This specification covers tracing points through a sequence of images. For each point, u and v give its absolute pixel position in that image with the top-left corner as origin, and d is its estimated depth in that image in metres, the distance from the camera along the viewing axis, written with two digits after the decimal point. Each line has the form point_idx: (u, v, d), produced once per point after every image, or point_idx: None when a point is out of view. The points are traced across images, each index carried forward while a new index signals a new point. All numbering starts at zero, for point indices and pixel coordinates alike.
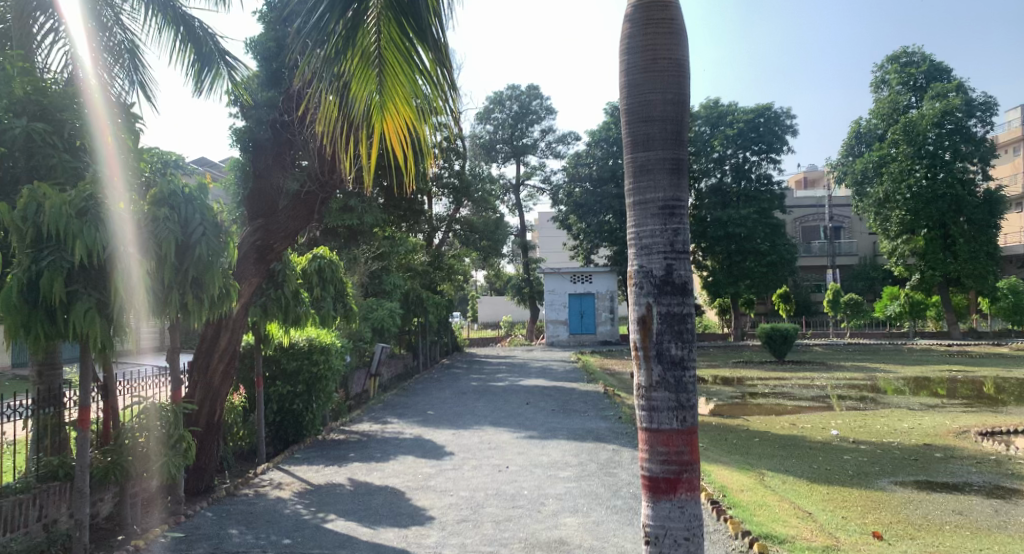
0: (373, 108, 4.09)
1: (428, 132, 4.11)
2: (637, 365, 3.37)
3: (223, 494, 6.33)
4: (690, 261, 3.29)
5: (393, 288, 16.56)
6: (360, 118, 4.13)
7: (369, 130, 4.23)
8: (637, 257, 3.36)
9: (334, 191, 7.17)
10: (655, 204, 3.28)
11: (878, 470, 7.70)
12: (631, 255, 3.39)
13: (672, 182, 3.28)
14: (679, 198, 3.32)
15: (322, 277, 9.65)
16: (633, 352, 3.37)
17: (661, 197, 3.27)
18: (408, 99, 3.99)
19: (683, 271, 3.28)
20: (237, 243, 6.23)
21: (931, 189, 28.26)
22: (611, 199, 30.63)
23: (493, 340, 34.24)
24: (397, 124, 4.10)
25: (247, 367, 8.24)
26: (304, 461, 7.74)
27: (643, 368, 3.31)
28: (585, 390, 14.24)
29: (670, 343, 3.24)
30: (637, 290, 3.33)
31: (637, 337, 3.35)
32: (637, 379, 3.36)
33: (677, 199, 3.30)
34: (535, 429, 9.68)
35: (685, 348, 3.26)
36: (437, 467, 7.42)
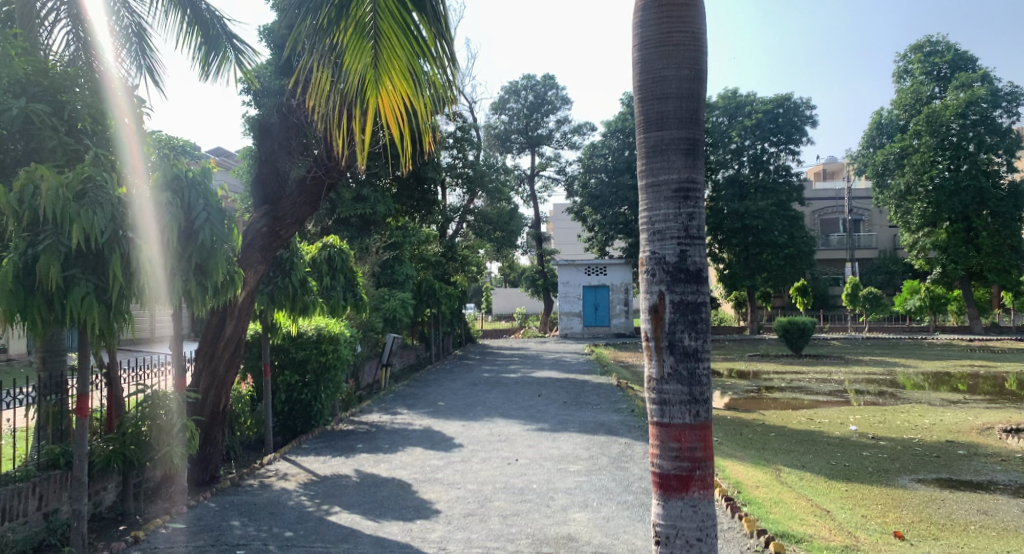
0: (367, 81, 3.91)
1: (426, 109, 3.93)
2: (647, 357, 3.20)
3: (227, 484, 6.26)
4: (705, 248, 3.10)
5: (405, 278, 16.39)
6: (354, 92, 3.97)
7: (363, 106, 4.07)
8: (649, 242, 3.18)
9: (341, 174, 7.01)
10: (669, 186, 3.10)
11: (898, 467, 7.46)
12: (643, 240, 3.22)
13: (687, 163, 3.09)
14: (694, 180, 3.13)
15: (332, 266, 9.60)
16: (643, 342, 3.21)
17: (675, 179, 3.09)
18: (405, 74, 3.81)
19: (698, 258, 3.09)
20: (240, 229, 6.13)
21: (954, 180, 27.66)
22: (627, 190, 30.27)
23: (507, 332, 34.08)
24: (393, 98, 3.92)
25: (255, 356, 8.16)
26: (311, 452, 7.66)
27: (654, 360, 3.14)
28: (598, 382, 14.07)
29: (683, 334, 3.06)
30: (648, 278, 3.17)
31: (648, 327, 3.18)
32: (648, 370, 3.20)
33: (693, 181, 3.11)
34: (546, 421, 9.53)
35: (699, 341, 3.09)
36: (445, 458, 7.30)
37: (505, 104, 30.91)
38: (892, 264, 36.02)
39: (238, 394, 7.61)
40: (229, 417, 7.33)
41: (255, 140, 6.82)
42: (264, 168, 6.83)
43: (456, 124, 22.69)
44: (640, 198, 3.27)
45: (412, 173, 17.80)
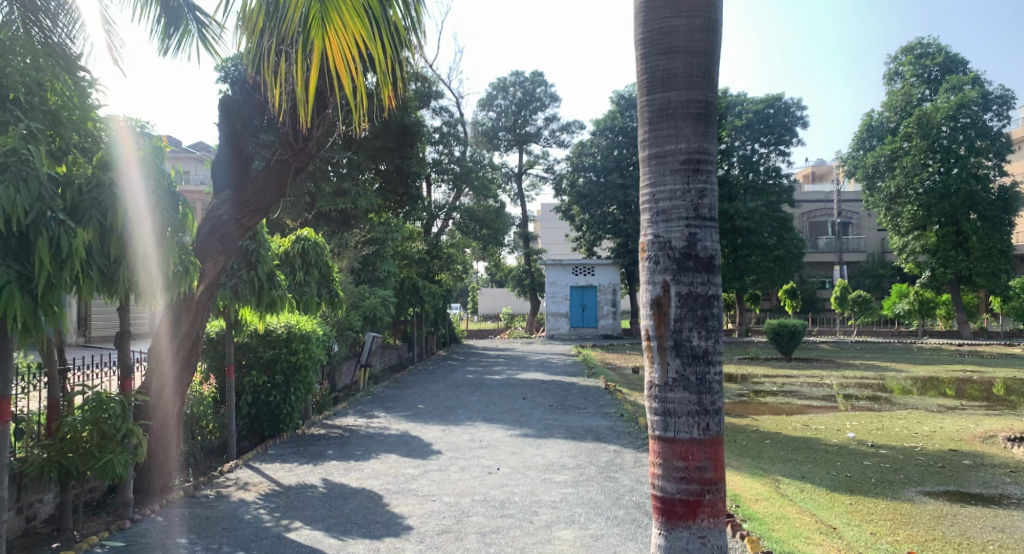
0: (312, 18, 3.71)
1: (381, 53, 3.81)
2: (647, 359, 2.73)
3: (180, 495, 5.68)
4: (716, 231, 2.64)
5: (387, 275, 15.76)
6: (297, 30, 3.76)
7: (307, 46, 3.85)
8: (651, 224, 2.69)
9: (310, 157, 6.38)
10: (676, 157, 2.62)
11: (903, 478, 7.05)
12: (642, 222, 2.75)
13: (697, 131, 2.61)
14: (707, 152, 2.66)
15: (306, 260, 9.07)
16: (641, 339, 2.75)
17: (683, 149, 2.61)
18: (358, 12, 3.66)
19: (708, 243, 2.63)
20: (194, 215, 5.57)
21: (944, 184, 27.54)
22: (616, 189, 29.78)
23: (493, 332, 33.57)
24: (341, 38, 3.74)
25: (218, 355, 7.59)
26: (278, 458, 7.12)
27: (657, 363, 2.66)
28: (585, 385, 13.59)
29: (692, 332, 2.60)
30: (650, 265, 2.68)
31: (649, 324, 2.70)
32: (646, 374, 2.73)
33: (703, 152, 2.63)
34: (530, 426, 9.03)
35: (713, 341, 2.62)
36: (421, 467, 6.79)
37: (493, 100, 30.39)
38: (880, 268, 35.90)
39: (200, 397, 7.06)
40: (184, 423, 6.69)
41: (217, 117, 6.08)
42: (224, 150, 6.10)
43: (443, 119, 22.22)
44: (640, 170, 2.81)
45: (395, 168, 17.26)
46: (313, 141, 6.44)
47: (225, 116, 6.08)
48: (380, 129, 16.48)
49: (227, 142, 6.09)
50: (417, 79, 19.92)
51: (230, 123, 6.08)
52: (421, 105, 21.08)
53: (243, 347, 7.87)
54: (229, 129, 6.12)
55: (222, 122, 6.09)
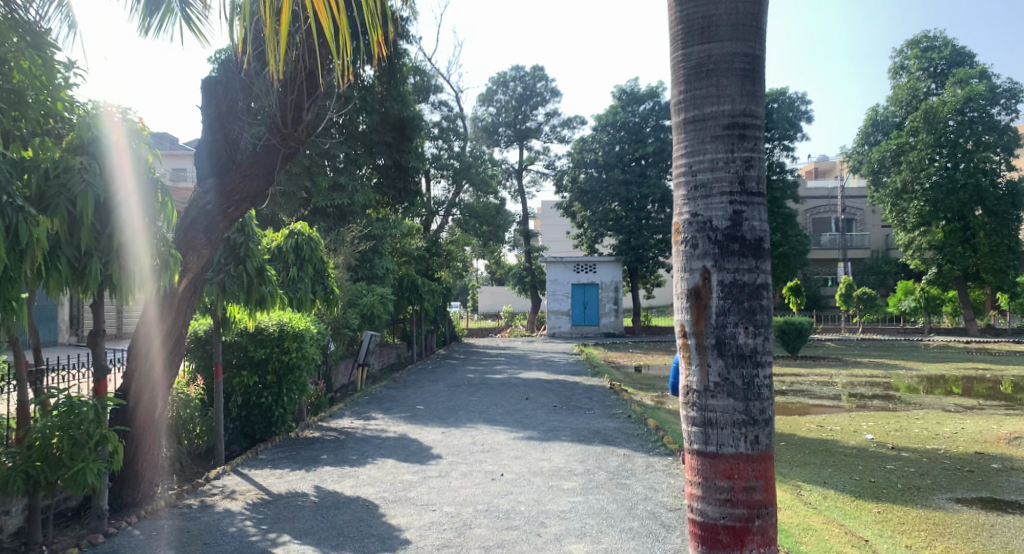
0: None
1: None
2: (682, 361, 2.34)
3: (161, 505, 5.27)
4: (765, 210, 2.25)
5: (385, 272, 15.35)
6: None
7: None
8: (688, 203, 2.30)
9: (300, 143, 5.96)
10: (718, 121, 2.23)
11: (931, 484, 6.66)
12: (676, 199, 2.36)
13: (744, 90, 2.22)
14: (754, 114, 2.28)
15: (300, 254, 8.68)
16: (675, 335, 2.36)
17: (727, 112, 2.22)
18: None
19: (757, 223, 2.24)
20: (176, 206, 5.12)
21: (950, 179, 27.14)
22: (617, 185, 29.36)
23: (493, 330, 33.18)
24: None
25: (205, 355, 7.17)
26: (268, 464, 6.70)
27: (695, 365, 2.27)
28: (589, 384, 13.19)
29: (737, 327, 2.20)
30: (687, 250, 2.28)
31: (686, 321, 2.30)
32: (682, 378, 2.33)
33: (750, 116, 2.24)
34: (535, 428, 8.62)
35: (765, 338, 2.23)
36: (420, 473, 6.39)
37: (493, 95, 29.93)
38: (885, 265, 35.49)
39: (185, 399, 6.65)
40: (168, 425, 6.28)
41: (200, 101, 5.61)
42: (207, 134, 5.64)
43: (442, 113, 21.89)
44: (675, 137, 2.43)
45: (394, 162, 16.91)
46: (303, 124, 6.02)
47: (208, 98, 5.62)
48: (377, 122, 16.08)
49: (209, 126, 5.64)
50: (416, 73, 19.55)
51: (214, 105, 5.63)
52: (420, 99, 20.70)
53: (231, 346, 7.45)
54: (212, 112, 5.65)
55: (205, 105, 5.62)
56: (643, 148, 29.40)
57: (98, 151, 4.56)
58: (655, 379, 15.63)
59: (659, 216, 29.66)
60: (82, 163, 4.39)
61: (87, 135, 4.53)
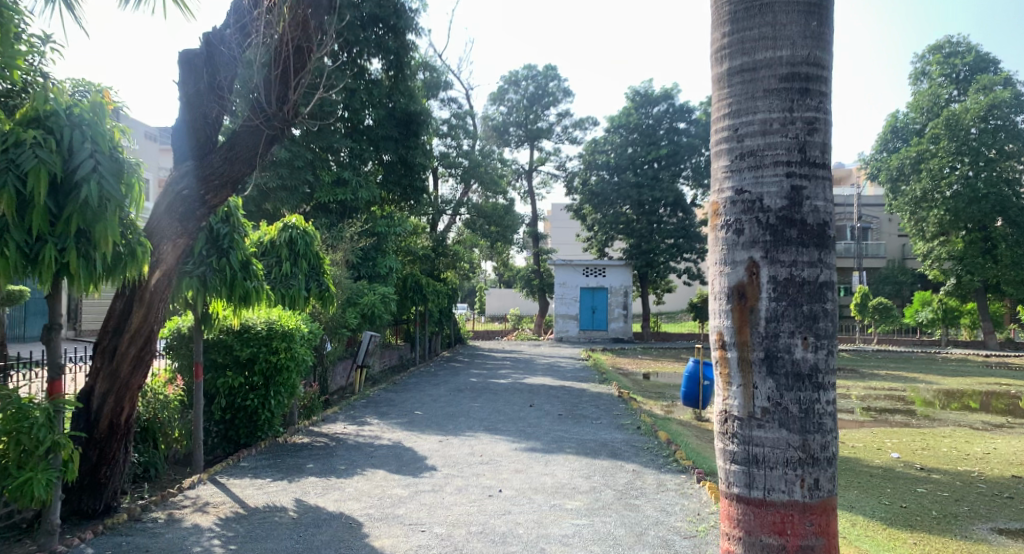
0: None
1: None
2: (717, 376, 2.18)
3: (123, 519, 4.81)
4: (826, 187, 2.09)
5: (388, 271, 14.89)
6: None
7: None
8: (736, 175, 2.15)
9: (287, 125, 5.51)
10: (774, 74, 2.11)
11: (967, 511, 6.09)
12: (717, 163, 2.23)
13: (802, 38, 2.12)
14: (818, 64, 2.15)
15: (294, 250, 8.33)
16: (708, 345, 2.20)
17: (785, 64, 2.11)
18: None
19: (818, 204, 2.07)
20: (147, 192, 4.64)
21: (971, 188, 26.35)
22: (629, 188, 28.77)
23: (499, 333, 32.66)
24: None
25: (186, 354, 6.72)
26: (249, 472, 6.22)
27: (741, 388, 2.08)
28: (596, 391, 12.67)
29: (792, 333, 2.02)
30: (735, 238, 2.12)
31: (730, 327, 2.11)
32: (720, 398, 2.16)
33: (811, 67, 2.11)
34: (538, 438, 8.12)
35: (824, 356, 2.03)
36: (412, 487, 5.89)
37: (504, 94, 29.46)
38: (901, 275, 34.72)
39: (163, 400, 6.23)
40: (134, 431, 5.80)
41: (178, 76, 5.16)
42: (186, 113, 5.19)
43: (451, 110, 21.56)
44: (715, 94, 2.30)
45: (399, 158, 16.44)
46: (291, 105, 5.58)
47: (184, 72, 5.16)
48: (384, 117, 15.77)
49: (186, 104, 5.17)
50: (425, 69, 19.19)
51: (193, 80, 5.17)
52: (429, 96, 20.32)
53: (215, 345, 7.00)
54: (190, 88, 5.19)
55: (182, 80, 5.16)
56: (656, 150, 28.78)
57: (56, 126, 4.07)
58: (664, 387, 15.07)
59: (671, 220, 29.19)
60: (37, 138, 3.93)
61: (45, 108, 4.05)
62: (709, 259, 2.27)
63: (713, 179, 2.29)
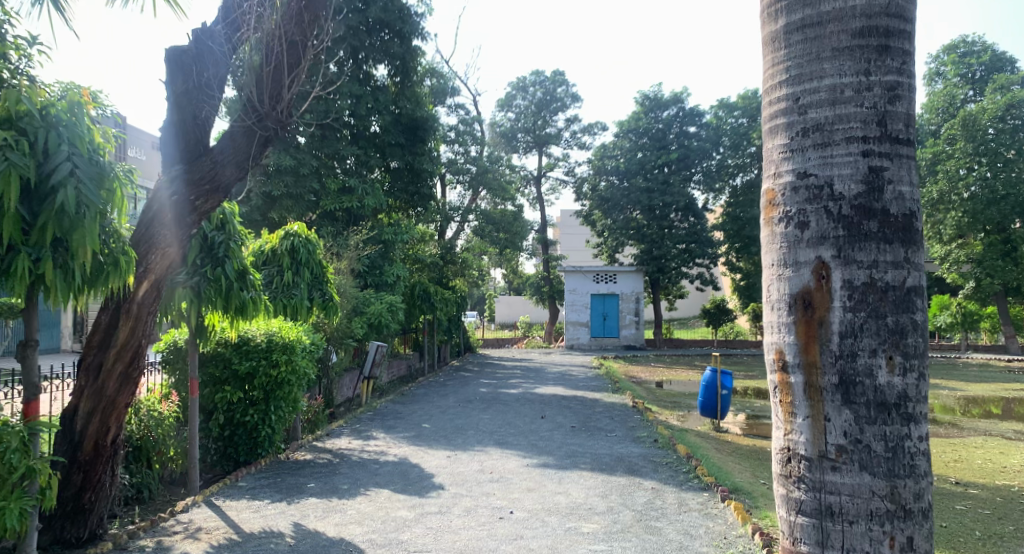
0: None
1: None
2: (776, 389, 2.44)
3: (108, 547, 4.51)
4: (904, 179, 2.28)
5: (396, 279, 14.56)
6: None
7: None
8: (807, 157, 2.36)
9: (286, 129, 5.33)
10: (844, 39, 2.35)
11: (1012, 531, 5.67)
12: (777, 135, 2.49)
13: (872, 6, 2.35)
14: (891, 35, 2.36)
15: (296, 258, 8.07)
16: (768, 361, 2.44)
17: (856, 36, 2.34)
18: None
19: (897, 200, 2.26)
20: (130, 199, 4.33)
21: (991, 190, 25.77)
22: (639, 193, 28.39)
23: (509, 341, 32.29)
24: None
25: (182, 369, 6.42)
26: (246, 493, 5.90)
27: (817, 424, 2.27)
28: (610, 402, 12.29)
29: (873, 344, 2.19)
30: (803, 231, 2.34)
31: (799, 342, 2.32)
32: (781, 418, 2.40)
33: (881, 38, 2.33)
34: (551, 453, 7.75)
35: (906, 384, 2.20)
36: (418, 509, 5.54)
37: (512, 101, 29.27)
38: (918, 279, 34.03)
39: (157, 417, 5.94)
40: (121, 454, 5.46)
41: (165, 74, 4.83)
42: (173, 114, 4.87)
43: (459, 117, 21.33)
44: (771, 51, 2.56)
45: (406, 165, 16.15)
46: (285, 104, 5.35)
47: (173, 70, 4.83)
48: (390, 123, 15.55)
49: (173, 103, 4.86)
50: (432, 75, 18.97)
51: (180, 79, 4.84)
52: (436, 102, 20.09)
53: (213, 358, 6.70)
54: (179, 87, 4.86)
55: (170, 78, 4.83)
56: (666, 154, 28.41)
57: (30, 127, 3.76)
58: (678, 396, 14.66)
59: (682, 225, 28.76)
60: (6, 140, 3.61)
61: (16, 107, 3.73)
62: (766, 258, 2.52)
63: (771, 162, 2.52)
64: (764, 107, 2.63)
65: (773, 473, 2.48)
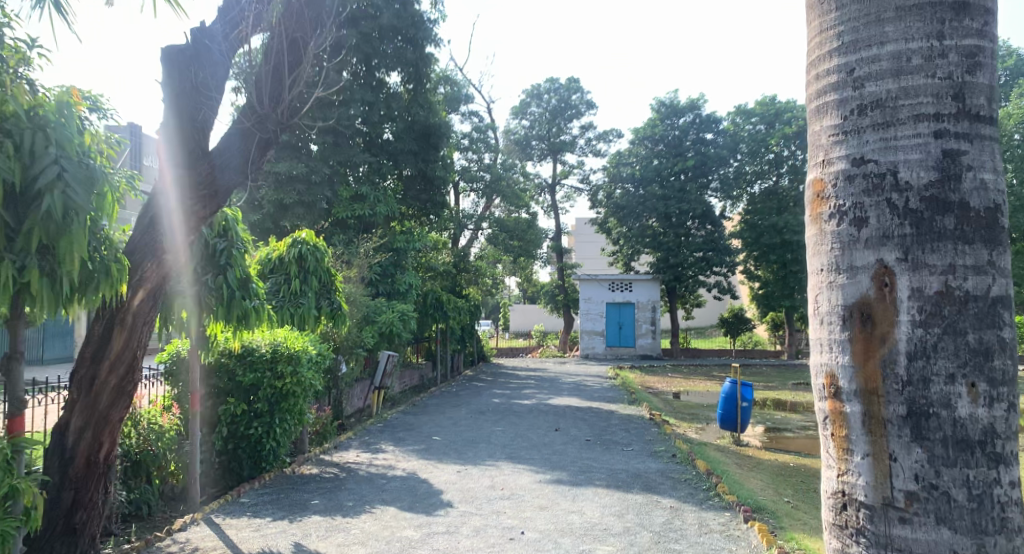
0: None
1: None
2: (828, 418, 2.23)
3: None
4: (978, 167, 2.05)
5: (408, 288, 14.38)
6: None
7: None
8: (867, 141, 2.14)
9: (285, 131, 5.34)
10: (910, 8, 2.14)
11: None
12: (827, 117, 2.27)
13: None
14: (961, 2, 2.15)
15: (304, 266, 7.89)
16: (820, 386, 2.23)
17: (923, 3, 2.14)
18: None
19: (973, 193, 2.03)
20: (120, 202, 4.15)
21: (1018, 196, 25.05)
22: (655, 201, 28.10)
23: (523, 350, 32.03)
24: None
25: (184, 381, 6.24)
26: (248, 510, 5.70)
27: (882, 462, 2.04)
28: (626, 413, 11.99)
29: (948, 366, 1.95)
30: (857, 230, 2.12)
31: (854, 364, 2.10)
32: (834, 453, 2.19)
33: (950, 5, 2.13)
34: (564, 468, 7.49)
35: (991, 416, 1.96)
36: (425, 528, 5.30)
37: (526, 108, 29.09)
38: None
39: (158, 430, 5.78)
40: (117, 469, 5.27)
41: (160, 74, 4.63)
42: (169, 114, 4.67)
43: (472, 124, 21.21)
44: (820, 21, 2.36)
45: (419, 172, 16.02)
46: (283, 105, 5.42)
47: (169, 70, 4.62)
48: (403, 130, 15.43)
49: (171, 102, 4.64)
50: (445, 83, 18.88)
51: (177, 79, 4.63)
52: (450, 110, 19.98)
53: (217, 370, 6.53)
54: (174, 86, 4.64)
55: (166, 78, 4.63)
56: (682, 161, 28.11)
57: (16, 128, 3.59)
58: (697, 408, 14.29)
59: (699, 233, 28.39)
60: None
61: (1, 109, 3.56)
62: (812, 263, 2.31)
63: (819, 148, 2.30)
64: (808, 87, 2.40)
65: (825, 513, 2.26)
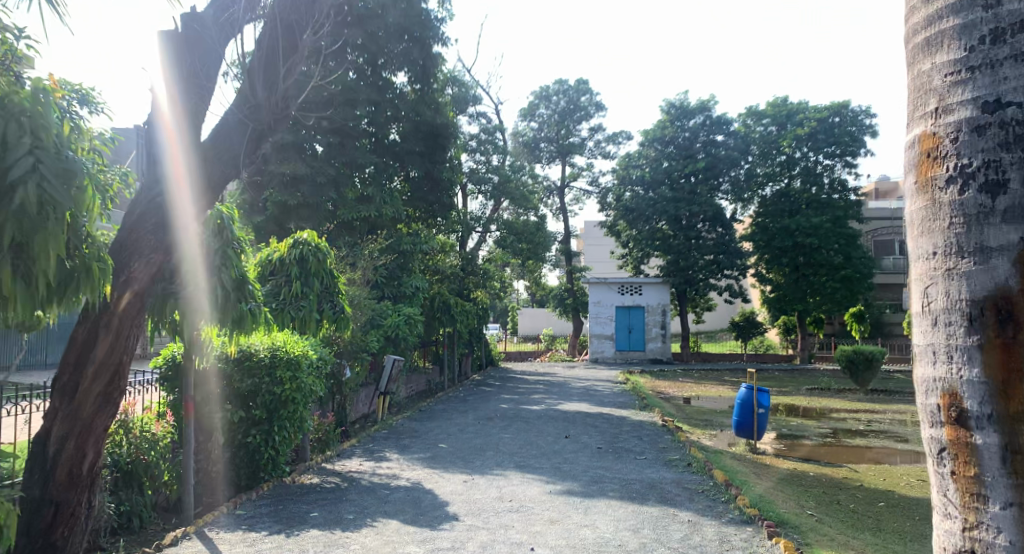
0: None
1: None
2: (946, 448, 2.30)
3: None
4: None
5: (414, 291, 14.09)
6: None
7: None
8: (996, 89, 2.22)
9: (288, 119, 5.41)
10: None
11: None
12: (940, 55, 2.38)
13: None
14: None
15: (304, 268, 7.61)
16: (936, 408, 2.31)
17: None
18: None
19: None
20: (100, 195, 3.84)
21: None
22: (665, 203, 27.74)
23: (532, 354, 31.66)
24: None
25: (178, 388, 6.00)
26: (244, 523, 5.42)
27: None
28: (638, 420, 11.65)
29: None
30: (986, 194, 2.20)
31: (988, 372, 2.16)
32: (959, 500, 2.26)
33: None
34: (575, 478, 7.17)
35: None
36: (428, 544, 4.98)
37: (534, 110, 28.82)
38: None
39: (151, 438, 5.54)
40: (103, 482, 4.99)
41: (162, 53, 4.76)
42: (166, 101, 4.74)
43: (480, 125, 20.94)
44: None
45: (425, 173, 15.72)
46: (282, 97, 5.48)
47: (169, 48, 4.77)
48: (410, 130, 15.19)
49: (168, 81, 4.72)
50: (452, 84, 18.60)
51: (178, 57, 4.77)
52: (457, 111, 19.71)
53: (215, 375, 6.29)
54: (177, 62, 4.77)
55: (169, 54, 4.77)
56: (693, 163, 27.69)
57: None
58: (710, 414, 13.91)
59: (710, 236, 27.96)
60: None
61: None
62: (920, 247, 2.41)
63: (931, 90, 2.40)
64: (916, 14, 2.52)
65: None
